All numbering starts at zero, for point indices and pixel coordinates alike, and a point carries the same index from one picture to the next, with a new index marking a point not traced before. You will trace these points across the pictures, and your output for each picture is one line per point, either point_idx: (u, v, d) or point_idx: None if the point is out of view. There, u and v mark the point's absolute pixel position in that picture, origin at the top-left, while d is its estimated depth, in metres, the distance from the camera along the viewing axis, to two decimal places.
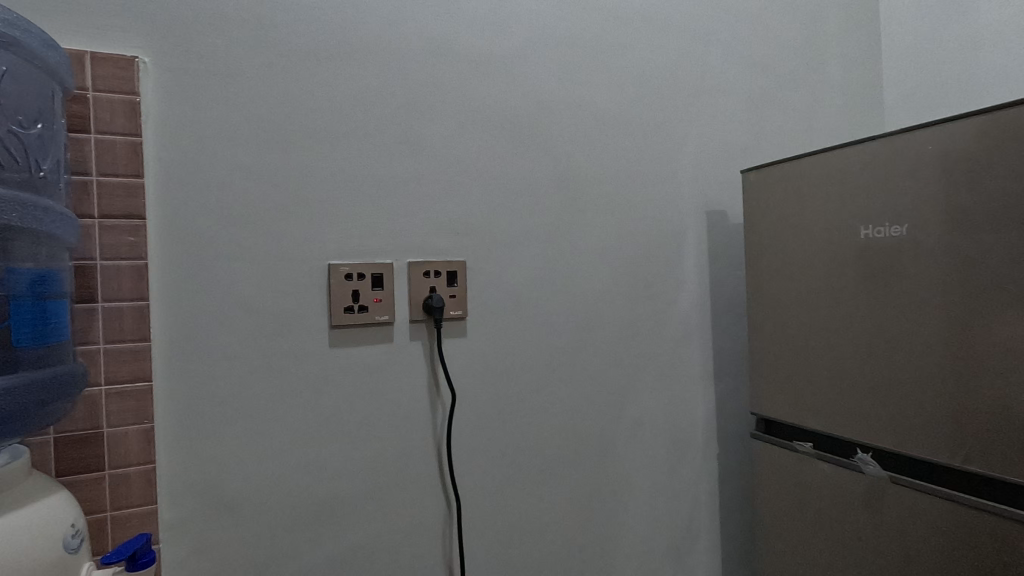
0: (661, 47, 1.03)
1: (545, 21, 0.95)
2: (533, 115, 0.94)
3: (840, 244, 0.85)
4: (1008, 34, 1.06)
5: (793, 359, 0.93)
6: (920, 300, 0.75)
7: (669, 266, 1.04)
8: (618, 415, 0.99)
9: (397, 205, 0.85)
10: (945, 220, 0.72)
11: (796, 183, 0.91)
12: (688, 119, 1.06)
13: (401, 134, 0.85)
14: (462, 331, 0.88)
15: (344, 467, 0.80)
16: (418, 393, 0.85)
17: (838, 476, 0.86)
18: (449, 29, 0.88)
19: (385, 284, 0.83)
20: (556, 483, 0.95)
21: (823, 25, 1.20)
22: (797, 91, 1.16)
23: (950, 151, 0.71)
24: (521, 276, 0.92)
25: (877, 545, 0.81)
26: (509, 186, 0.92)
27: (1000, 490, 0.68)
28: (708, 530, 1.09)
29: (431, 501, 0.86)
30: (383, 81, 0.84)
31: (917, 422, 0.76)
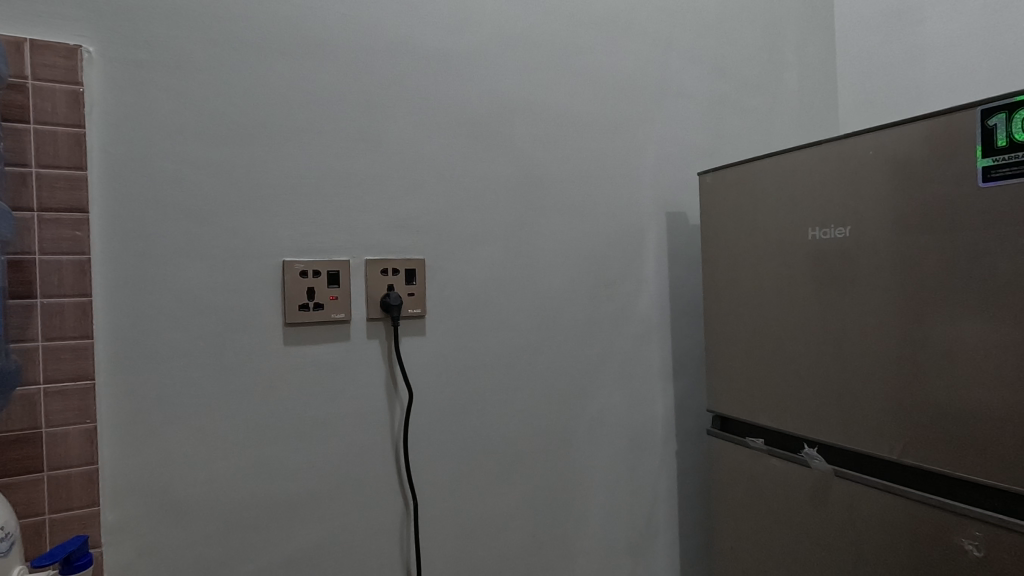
0: (620, 52, 1.08)
1: (506, 22, 0.97)
2: (496, 114, 0.96)
3: (788, 244, 0.86)
4: (951, 48, 1.16)
5: (744, 357, 0.94)
6: (866, 300, 0.76)
7: (628, 266, 1.09)
8: (576, 412, 1.02)
9: (356, 203, 0.85)
10: (890, 221, 0.73)
11: (749, 184, 0.92)
12: (647, 123, 1.11)
13: (362, 131, 0.85)
14: (420, 329, 0.89)
15: (298, 460, 0.81)
16: (375, 390, 0.86)
17: (786, 476, 0.88)
18: (411, 27, 0.89)
19: (341, 281, 0.83)
20: (515, 480, 0.97)
21: (779, 38, 1.29)
22: (754, 98, 1.24)
23: (893, 155, 0.73)
24: (482, 273, 0.94)
25: (822, 539, 0.83)
26: (471, 184, 0.93)
27: (934, 482, 0.71)
28: (665, 523, 1.12)
29: (386, 497, 0.87)
30: (344, 76, 0.84)
31: (860, 418, 0.78)
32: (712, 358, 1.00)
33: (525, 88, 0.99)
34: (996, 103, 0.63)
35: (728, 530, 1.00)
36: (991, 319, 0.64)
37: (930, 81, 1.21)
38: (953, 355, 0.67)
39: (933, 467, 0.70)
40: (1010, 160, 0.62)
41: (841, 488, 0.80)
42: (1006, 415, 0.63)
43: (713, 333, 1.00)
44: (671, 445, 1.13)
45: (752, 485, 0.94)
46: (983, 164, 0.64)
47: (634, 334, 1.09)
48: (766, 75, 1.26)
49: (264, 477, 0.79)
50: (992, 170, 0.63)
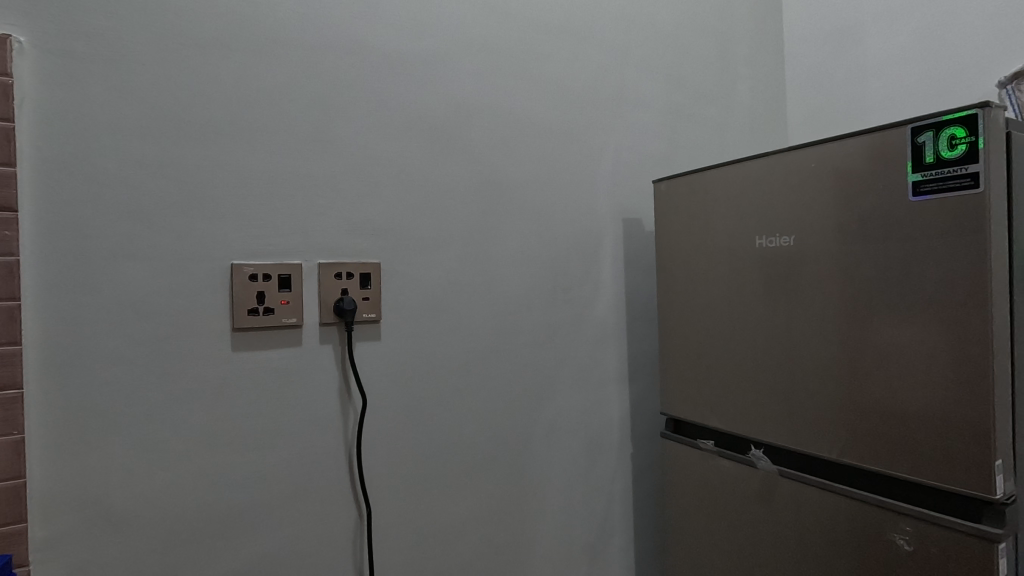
0: (578, 60, 1.10)
1: (465, 27, 0.97)
2: (455, 118, 0.96)
3: (737, 252, 0.89)
4: (890, 67, 1.23)
5: (696, 361, 0.96)
6: (809, 307, 0.79)
7: (585, 271, 1.10)
8: (534, 416, 1.03)
9: (309, 205, 0.83)
10: (831, 231, 0.76)
11: (701, 193, 0.94)
12: (605, 131, 1.12)
13: (316, 132, 0.84)
14: (376, 334, 0.88)
15: (246, 469, 0.79)
16: (328, 397, 0.84)
17: (735, 476, 0.91)
18: (368, 28, 0.88)
19: (293, 285, 0.81)
20: (471, 485, 0.96)
21: (732, 52, 1.34)
22: (707, 109, 1.28)
23: (833, 167, 0.76)
24: (439, 277, 0.94)
25: (767, 537, 0.86)
26: (428, 187, 0.93)
27: (871, 480, 0.74)
28: (621, 525, 1.14)
29: (339, 505, 0.85)
30: (298, 76, 0.82)
31: (803, 420, 0.80)
32: (666, 362, 1.03)
33: (484, 93, 0.99)
34: (926, 120, 0.66)
35: (680, 530, 1.02)
36: (921, 325, 0.67)
37: (869, 97, 1.27)
38: (887, 359, 0.71)
39: (869, 466, 0.73)
40: (938, 175, 0.65)
41: (786, 488, 0.83)
42: (935, 415, 0.67)
43: (667, 338, 1.02)
44: (627, 447, 1.15)
45: (703, 485, 0.96)
46: (914, 178, 0.68)
47: (591, 339, 1.10)
48: (719, 87, 1.30)
49: (209, 488, 0.76)
50: (922, 185, 0.67)
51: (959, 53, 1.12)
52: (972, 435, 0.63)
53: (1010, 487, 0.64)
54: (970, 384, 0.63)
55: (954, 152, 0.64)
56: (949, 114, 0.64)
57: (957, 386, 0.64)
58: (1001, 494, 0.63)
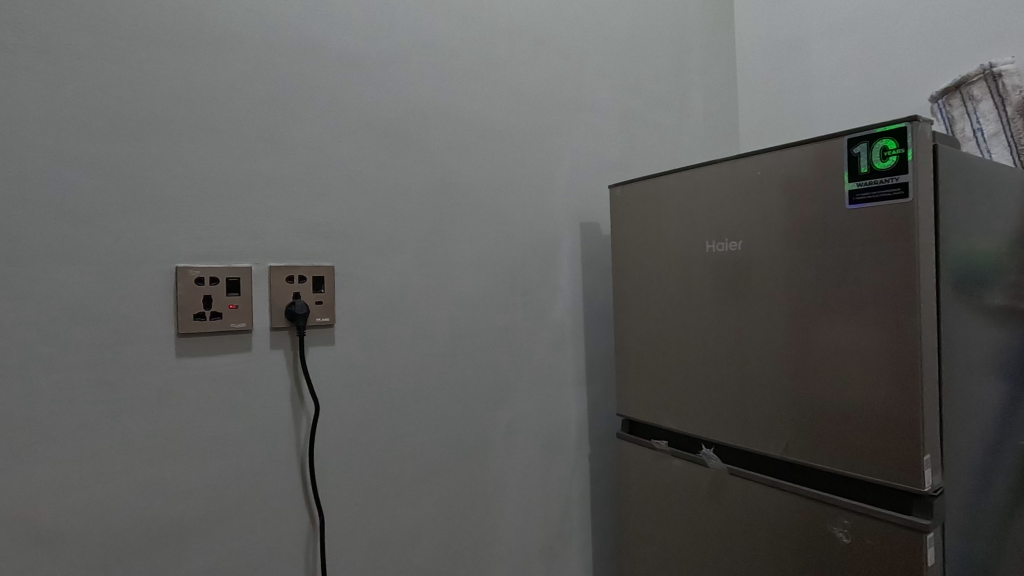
0: (536, 65, 1.11)
1: (421, 28, 0.97)
2: (411, 120, 0.95)
3: (688, 256, 0.91)
4: (834, 78, 1.29)
5: (650, 363, 0.98)
6: (756, 309, 0.82)
7: (543, 275, 1.11)
8: (491, 419, 1.03)
9: (259, 206, 0.81)
10: (776, 237, 0.79)
11: (654, 199, 0.97)
12: (562, 135, 1.14)
13: (266, 131, 0.82)
14: (330, 338, 0.86)
15: (192, 479, 0.76)
16: (279, 403, 0.82)
17: (687, 475, 0.93)
18: (321, 27, 0.87)
19: (242, 288, 0.79)
20: (429, 490, 0.96)
21: (686, 60, 1.37)
22: (662, 115, 1.31)
23: (776, 175, 0.79)
24: (396, 280, 0.93)
25: (717, 534, 0.88)
26: (384, 189, 0.92)
27: (813, 476, 0.77)
28: (578, 525, 1.15)
29: (290, 514, 0.83)
30: (247, 74, 0.80)
31: (750, 419, 0.83)
32: (621, 364, 1.05)
33: (442, 97, 0.99)
34: (860, 132, 0.70)
35: (635, 528, 1.04)
36: (858, 327, 0.71)
37: (815, 108, 1.33)
38: (827, 359, 0.74)
39: (811, 463, 0.76)
40: (871, 185, 0.69)
41: (734, 485, 0.86)
42: (870, 413, 0.70)
43: (622, 340, 1.04)
44: (584, 448, 1.16)
45: (657, 485, 0.99)
46: (851, 188, 0.71)
47: (548, 342, 1.11)
48: (674, 94, 1.34)
49: (152, 499, 0.74)
50: (857, 194, 0.70)
51: (896, 68, 1.18)
52: (903, 431, 0.67)
53: (937, 479, 0.68)
54: (902, 382, 0.67)
55: (886, 163, 0.67)
56: (881, 127, 0.68)
57: (890, 385, 0.68)
58: (929, 486, 0.66)
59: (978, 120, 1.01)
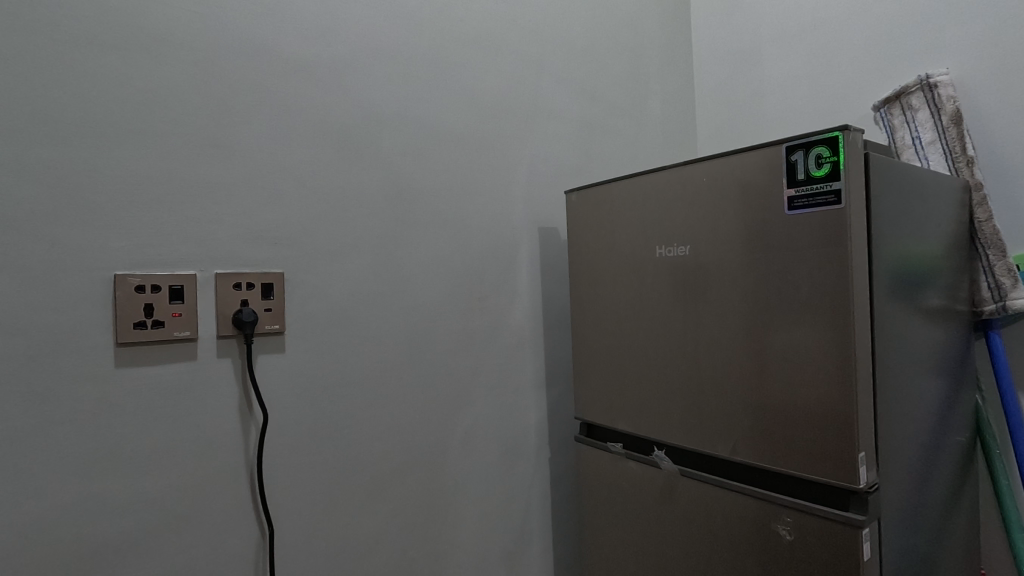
0: (493, 71, 1.11)
1: (375, 32, 0.96)
2: (365, 124, 0.95)
3: (640, 260, 0.93)
4: (786, 86, 1.33)
5: (606, 366, 0.99)
6: (705, 313, 0.84)
7: (501, 279, 1.11)
8: (450, 424, 1.03)
9: (205, 212, 0.79)
10: (721, 242, 0.81)
11: (607, 204, 0.98)
12: (520, 141, 1.15)
13: (211, 136, 0.80)
14: (280, 346, 0.85)
15: (133, 492, 0.74)
16: (226, 413, 0.81)
17: (641, 477, 0.94)
18: (270, 31, 0.86)
19: (185, 296, 0.77)
20: (385, 498, 0.95)
21: (645, 67, 1.40)
22: (621, 121, 1.33)
23: (720, 182, 0.81)
24: (349, 287, 0.92)
25: (671, 535, 0.90)
26: (337, 195, 0.91)
27: (759, 475, 0.79)
28: (539, 529, 1.16)
29: (239, 526, 0.81)
30: (191, 76, 0.79)
31: (701, 421, 0.85)
32: (578, 368, 1.06)
33: (396, 101, 0.98)
34: (798, 140, 0.72)
35: (594, 531, 1.05)
36: (799, 329, 0.73)
37: (768, 115, 1.37)
38: (771, 361, 0.76)
39: (756, 463, 0.78)
40: (809, 191, 0.71)
41: (685, 486, 0.87)
42: (810, 413, 0.72)
43: (579, 345, 1.05)
44: (543, 452, 1.17)
45: (614, 487, 1.00)
46: (789, 194, 0.73)
47: (506, 347, 1.12)
48: (632, 100, 1.36)
49: (90, 514, 0.71)
50: (796, 200, 0.72)
51: (843, 77, 1.23)
52: (840, 430, 0.69)
53: (872, 476, 0.70)
54: (838, 382, 0.69)
55: (822, 171, 0.69)
56: (816, 136, 0.70)
57: (828, 386, 0.70)
58: (864, 483, 0.68)
59: (917, 129, 1.06)
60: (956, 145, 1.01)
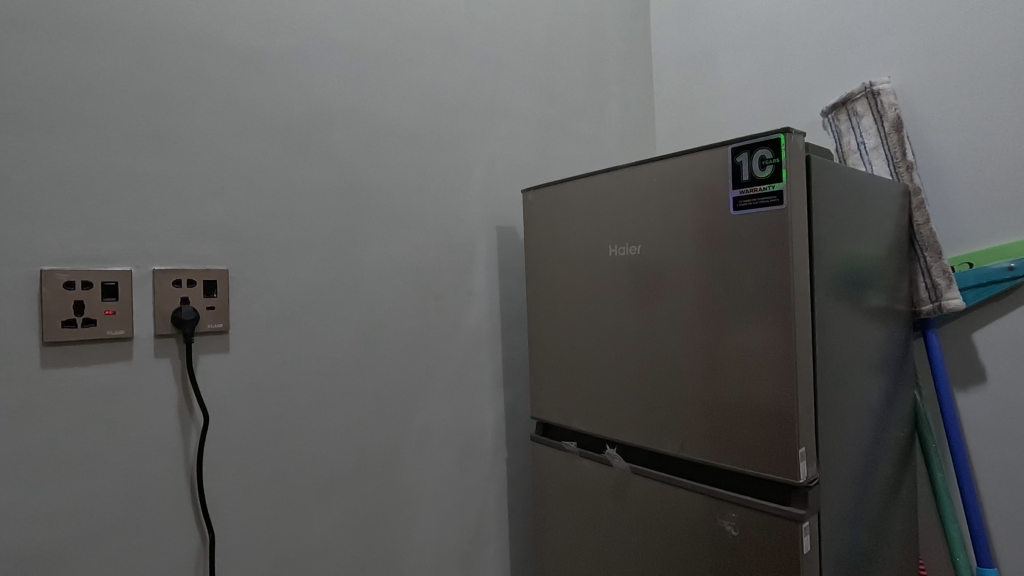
0: (450, 69, 1.10)
1: (326, 24, 0.94)
2: (315, 120, 0.92)
3: (594, 260, 0.93)
4: (740, 91, 1.36)
5: (560, 365, 1.00)
6: (656, 313, 0.84)
7: (457, 279, 1.11)
8: (404, 425, 1.02)
9: (142, 207, 0.76)
10: (670, 242, 0.82)
11: (562, 204, 0.98)
12: (477, 139, 1.14)
13: (150, 127, 0.77)
14: (223, 345, 0.82)
15: (60, 499, 0.70)
16: (163, 414, 0.77)
17: (595, 475, 0.95)
18: (214, 20, 0.83)
19: (120, 294, 0.74)
20: (335, 500, 0.93)
21: (604, 69, 1.41)
22: (580, 121, 1.34)
23: (670, 184, 0.82)
24: (297, 284, 0.90)
25: (622, 532, 0.90)
26: (285, 190, 0.89)
27: (706, 472, 0.80)
28: (495, 529, 1.15)
29: (178, 532, 0.78)
30: (128, 64, 0.75)
31: (652, 419, 0.85)
32: (534, 367, 1.05)
33: (349, 96, 0.96)
34: (742, 142, 0.73)
35: (549, 530, 1.05)
36: (745, 327, 0.74)
37: (723, 119, 1.40)
38: (718, 359, 0.77)
39: (703, 460, 0.79)
40: (753, 192, 0.72)
41: (636, 483, 0.88)
42: (754, 410, 0.73)
43: (535, 344, 1.05)
44: (500, 452, 1.17)
45: (568, 485, 1.00)
46: (734, 196, 0.74)
47: (463, 346, 1.11)
48: (591, 101, 1.37)
49: (10, 524, 0.67)
50: (741, 201, 0.74)
51: (794, 83, 1.26)
52: (781, 426, 0.71)
53: (812, 471, 0.72)
54: (781, 379, 0.70)
55: (764, 172, 0.71)
56: (760, 138, 0.71)
57: (772, 383, 0.71)
58: (804, 478, 0.70)
59: (862, 134, 1.09)
60: (897, 151, 1.04)
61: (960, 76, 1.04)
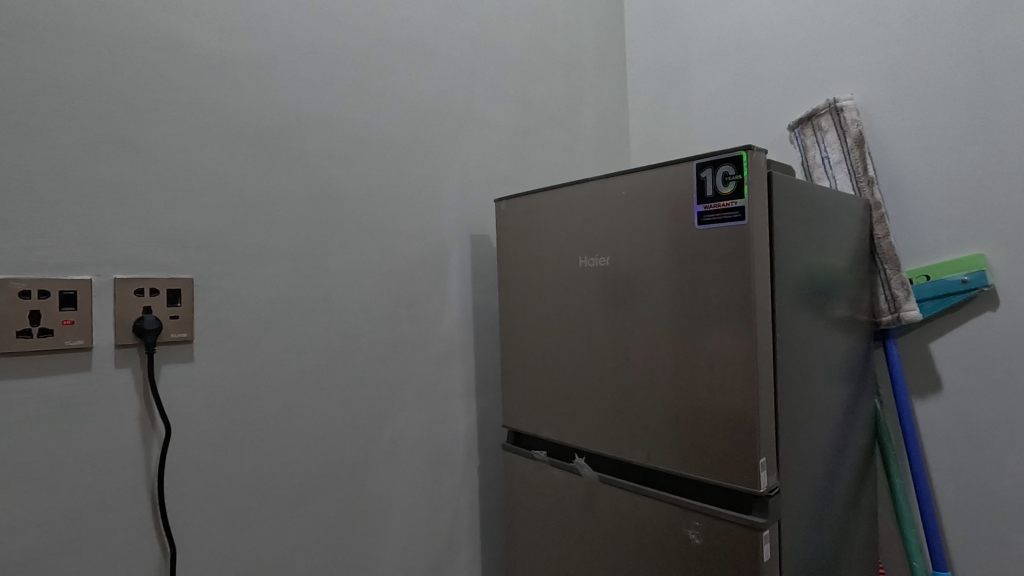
0: (424, 77, 1.11)
1: (298, 31, 0.94)
2: (286, 127, 0.92)
3: (564, 270, 0.94)
4: (712, 104, 1.39)
5: (532, 374, 1.00)
6: (624, 323, 0.86)
7: (430, 287, 1.11)
8: (374, 434, 1.01)
9: (104, 214, 0.74)
10: (639, 254, 0.83)
11: (534, 214, 0.99)
12: (451, 148, 1.14)
13: (113, 132, 0.75)
14: (187, 355, 0.81)
15: (12, 515, 0.68)
16: (124, 426, 0.76)
17: (564, 483, 0.95)
18: (181, 25, 0.82)
19: (79, 302, 0.72)
20: (303, 511, 0.92)
21: (579, 79, 1.43)
22: (555, 131, 1.35)
23: (638, 196, 0.83)
24: (266, 293, 0.89)
25: (591, 541, 0.91)
26: (255, 198, 0.88)
27: (672, 481, 0.81)
28: (467, 538, 1.15)
29: (138, 547, 0.76)
30: (91, 69, 0.74)
31: (620, 428, 0.86)
32: (506, 376, 1.06)
33: (320, 103, 0.96)
34: (707, 157, 0.74)
35: (520, 539, 1.05)
36: (710, 338, 0.75)
37: (694, 131, 1.42)
38: (684, 370, 0.78)
39: (669, 469, 0.80)
40: (717, 207, 0.74)
41: (604, 492, 0.89)
42: (718, 420, 0.75)
43: (507, 353, 1.05)
44: (472, 460, 1.17)
45: (539, 494, 1.00)
46: (699, 210, 0.76)
47: (435, 354, 1.11)
48: (566, 111, 1.38)
49: None
50: (705, 216, 0.75)
51: (763, 97, 1.29)
52: (743, 436, 0.72)
53: (773, 480, 0.73)
54: (743, 390, 0.72)
55: (727, 188, 0.72)
56: (723, 154, 0.73)
57: (735, 394, 0.73)
58: (765, 487, 0.72)
59: (826, 149, 1.12)
60: (859, 166, 1.07)
61: (919, 95, 1.07)
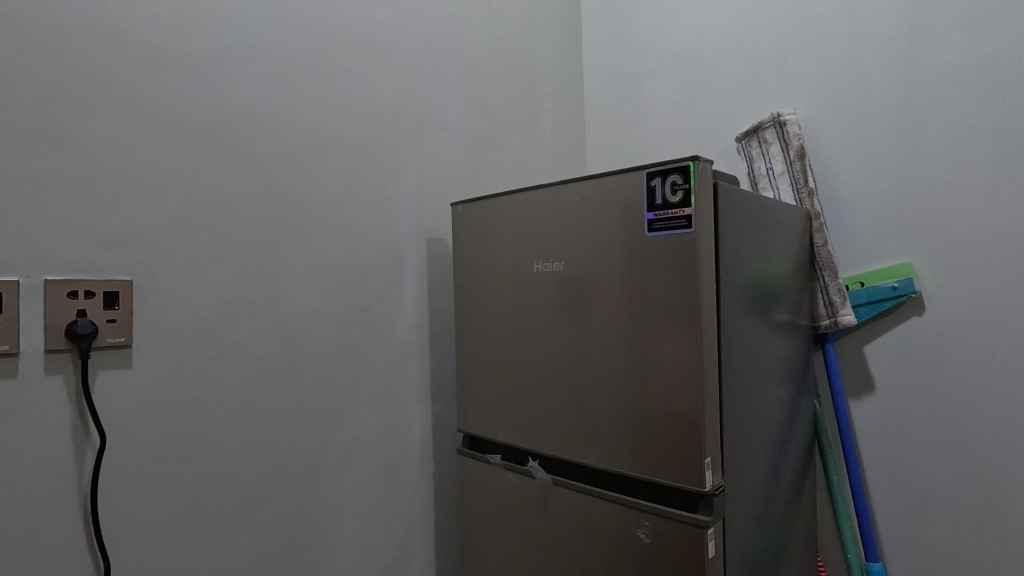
0: (380, 79, 1.09)
1: (248, 28, 0.91)
2: (235, 125, 0.89)
3: (520, 275, 0.95)
4: (664, 114, 1.43)
5: (487, 378, 1.00)
6: (578, 328, 0.87)
7: (385, 291, 1.09)
8: (326, 440, 0.99)
9: (34, 211, 0.70)
10: (592, 259, 0.85)
11: (490, 219, 0.99)
12: (408, 151, 1.14)
13: (46, 126, 0.71)
14: (126, 360, 0.77)
15: None
16: (54, 436, 0.72)
17: (518, 486, 0.96)
18: (123, 17, 0.78)
19: (5, 305, 0.68)
20: (250, 520, 0.89)
21: (536, 86, 1.44)
22: (511, 136, 1.36)
23: (592, 203, 0.85)
24: (212, 296, 0.86)
25: (544, 543, 0.92)
26: (201, 198, 0.85)
27: (622, 481, 0.83)
28: (421, 544, 1.14)
29: (68, 564, 0.72)
30: (21, 58, 0.70)
31: (572, 431, 0.88)
32: (461, 380, 1.06)
33: (271, 102, 0.94)
34: (657, 167, 0.77)
35: (475, 543, 1.05)
36: (659, 343, 0.77)
37: (647, 140, 1.46)
38: (634, 373, 0.80)
39: (619, 471, 0.82)
40: (666, 214, 0.76)
41: (558, 494, 0.90)
42: (666, 422, 0.77)
43: (463, 357, 1.05)
44: (426, 465, 1.16)
45: (494, 497, 1.00)
46: (649, 217, 0.78)
47: (390, 359, 1.10)
48: (523, 117, 1.40)
49: None
50: (655, 223, 0.77)
51: (712, 109, 1.34)
52: (690, 437, 0.74)
53: (717, 479, 0.76)
54: (690, 393, 0.74)
55: (675, 196, 0.75)
56: (672, 164, 0.75)
57: (682, 396, 0.75)
58: (709, 486, 0.74)
59: (770, 160, 1.18)
60: (800, 177, 1.13)
61: (856, 112, 1.14)
